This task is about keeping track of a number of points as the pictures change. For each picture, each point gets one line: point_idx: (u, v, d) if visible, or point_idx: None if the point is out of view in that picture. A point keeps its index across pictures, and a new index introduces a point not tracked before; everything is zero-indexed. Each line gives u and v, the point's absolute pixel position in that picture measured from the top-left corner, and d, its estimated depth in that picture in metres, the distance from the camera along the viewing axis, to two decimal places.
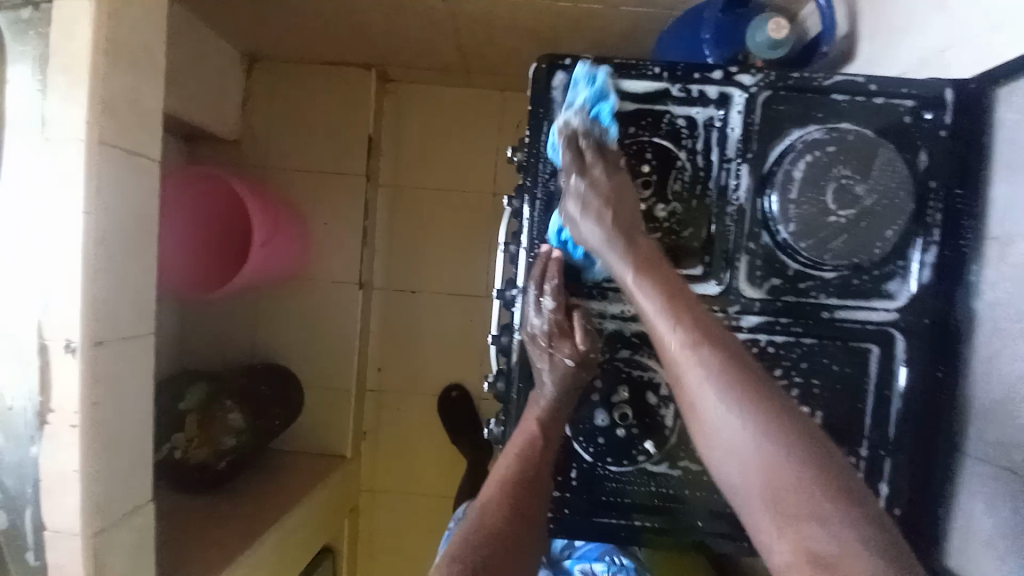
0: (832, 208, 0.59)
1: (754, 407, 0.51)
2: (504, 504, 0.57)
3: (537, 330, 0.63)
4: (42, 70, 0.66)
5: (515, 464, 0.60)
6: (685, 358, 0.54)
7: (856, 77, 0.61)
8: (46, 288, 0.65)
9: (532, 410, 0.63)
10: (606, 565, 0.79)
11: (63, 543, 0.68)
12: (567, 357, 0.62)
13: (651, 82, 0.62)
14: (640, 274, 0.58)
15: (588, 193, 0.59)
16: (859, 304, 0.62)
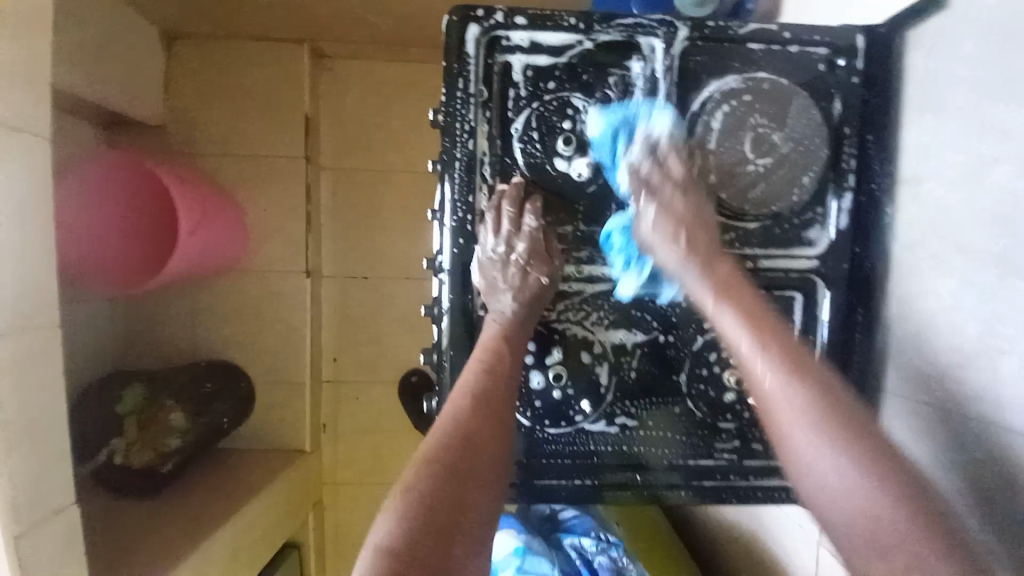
0: (749, 157, 0.60)
1: (785, 357, 0.52)
2: (473, 412, 0.54)
3: (515, 250, 0.60)
4: None
5: (480, 376, 0.57)
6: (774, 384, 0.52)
7: (770, 26, 0.61)
8: None
9: (490, 327, 0.61)
10: (594, 541, 0.79)
11: None
12: (541, 276, 0.61)
13: (567, 35, 0.60)
14: (721, 299, 0.56)
15: (664, 202, 0.58)
16: (781, 253, 0.63)
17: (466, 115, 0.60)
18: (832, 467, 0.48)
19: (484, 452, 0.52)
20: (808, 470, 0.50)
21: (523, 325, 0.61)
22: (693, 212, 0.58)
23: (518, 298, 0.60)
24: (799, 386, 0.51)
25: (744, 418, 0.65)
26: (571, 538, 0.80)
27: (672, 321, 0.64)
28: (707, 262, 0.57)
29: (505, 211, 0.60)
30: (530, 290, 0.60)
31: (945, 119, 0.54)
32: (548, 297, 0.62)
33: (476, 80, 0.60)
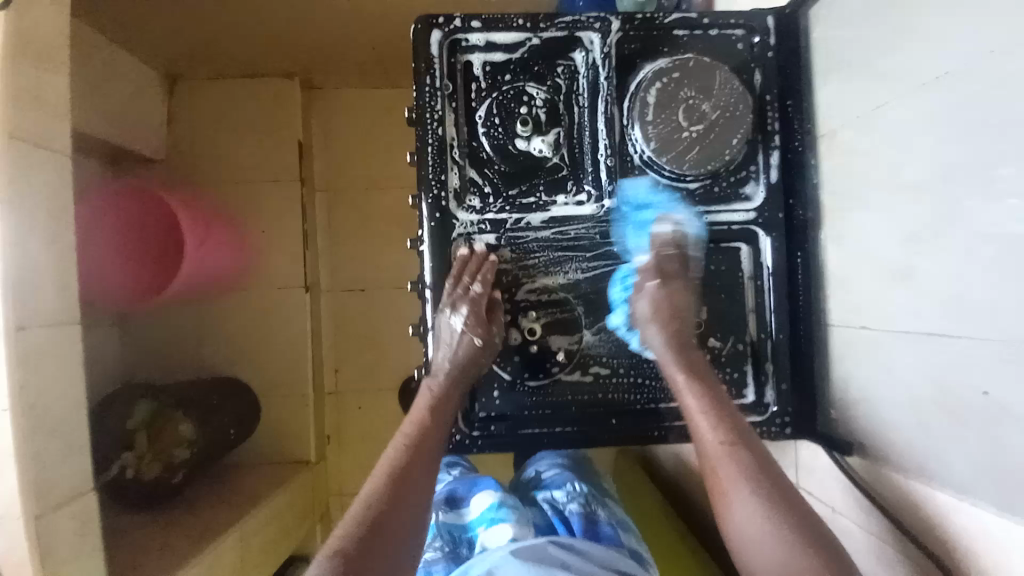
0: (683, 124, 0.68)
1: (732, 431, 0.59)
2: (404, 466, 0.62)
3: (461, 313, 0.68)
4: None
5: (408, 442, 0.64)
6: (719, 450, 0.58)
7: (690, 14, 0.71)
8: None
9: (424, 396, 0.68)
10: (566, 493, 0.95)
11: (1, 528, 0.68)
12: (476, 337, 0.68)
13: (517, 33, 0.70)
14: (689, 376, 0.64)
15: (654, 296, 0.67)
16: (722, 207, 0.71)
17: (435, 107, 0.70)
18: (757, 518, 0.53)
19: (403, 506, 0.58)
20: (748, 527, 0.54)
21: (449, 392, 0.68)
22: (670, 302, 0.67)
23: (456, 359, 0.68)
24: (739, 455, 0.57)
25: (706, 360, 0.71)
26: (547, 493, 0.95)
27: (631, 277, 0.71)
28: (681, 348, 0.65)
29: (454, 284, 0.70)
30: (464, 349, 0.68)
31: (844, 77, 0.64)
32: (485, 354, 0.69)
33: (441, 76, 0.70)
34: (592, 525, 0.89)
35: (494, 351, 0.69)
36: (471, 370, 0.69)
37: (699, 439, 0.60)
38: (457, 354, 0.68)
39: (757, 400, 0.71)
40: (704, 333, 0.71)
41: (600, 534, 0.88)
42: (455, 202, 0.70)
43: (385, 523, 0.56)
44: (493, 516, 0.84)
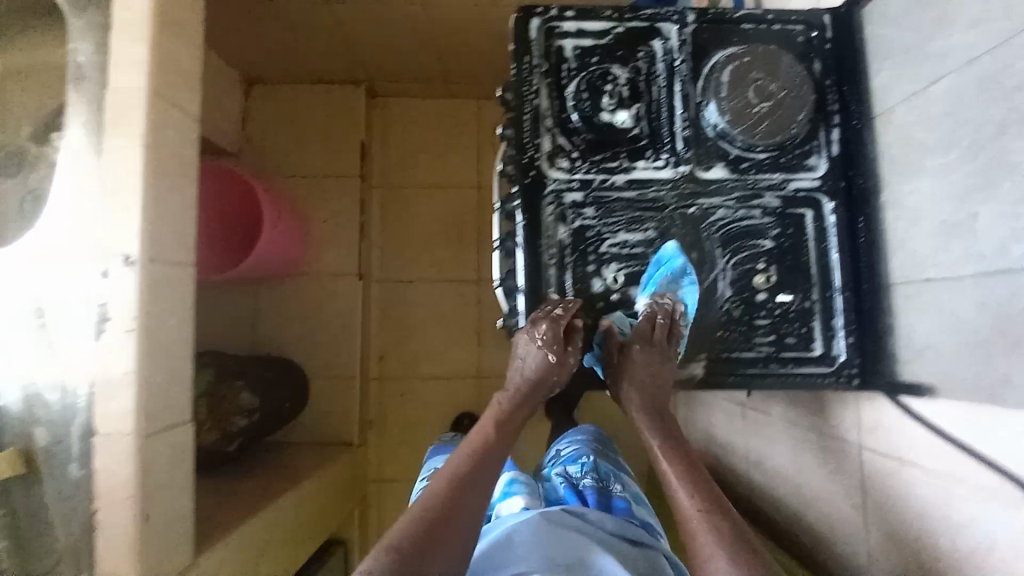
0: (754, 101, 0.77)
1: (706, 498, 0.65)
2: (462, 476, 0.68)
3: (540, 329, 0.74)
4: (106, 36, 0.77)
5: (468, 456, 0.71)
6: (695, 515, 0.63)
7: (757, 11, 0.81)
8: (107, 211, 0.74)
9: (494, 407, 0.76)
10: (578, 466, 1.07)
11: (111, 446, 0.71)
12: (552, 354, 0.75)
13: (604, 22, 0.80)
14: (666, 445, 0.71)
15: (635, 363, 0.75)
16: (790, 175, 0.78)
17: (532, 82, 0.79)
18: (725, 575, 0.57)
19: (457, 511, 0.64)
20: None
21: (512, 416, 0.76)
22: (654, 372, 0.74)
23: (528, 379, 0.77)
24: (707, 519, 0.62)
25: (776, 314, 0.76)
26: (562, 469, 1.07)
27: (704, 234, 0.77)
28: (658, 415, 0.74)
29: (546, 313, 0.74)
30: (540, 362, 0.76)
31: (899, 60, 0.72)
32: (558, 369, 0.76)
33: (538, 56, 0.80)
34: (605, 497, 0.98)
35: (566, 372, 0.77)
36: (538, 383, 0.77)
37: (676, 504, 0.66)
38: (534, 361, 0.76)
39: (825, 353, 0.76)
40: (774, 290, 0.76)
41: (613, 501, 0.98)
42: (546, 162, 0.78)
43: (444, 522, 0.63)
44: (507, 489, 0.94)
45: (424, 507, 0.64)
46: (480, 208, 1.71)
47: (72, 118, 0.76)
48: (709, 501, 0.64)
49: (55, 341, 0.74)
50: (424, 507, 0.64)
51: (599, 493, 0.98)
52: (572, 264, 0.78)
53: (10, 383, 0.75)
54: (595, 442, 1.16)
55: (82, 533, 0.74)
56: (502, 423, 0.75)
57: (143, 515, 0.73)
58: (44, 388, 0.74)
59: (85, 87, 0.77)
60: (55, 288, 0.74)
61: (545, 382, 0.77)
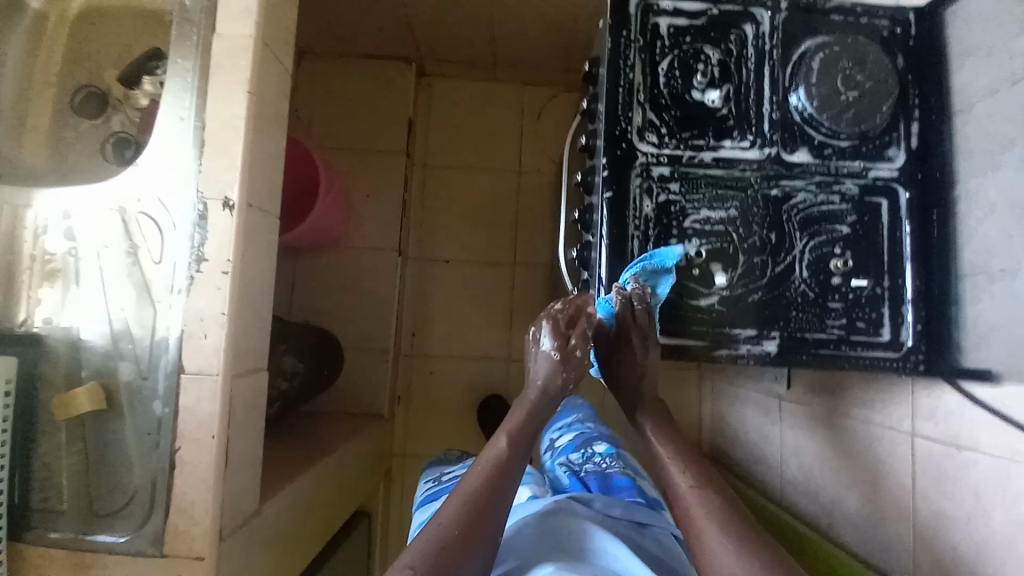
0: (842, 90, 0.79)
1: (699, 474, 0.72)
2: (489, 481, 0.71)
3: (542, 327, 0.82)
4: None
5: (493, 460, 0.74)
6: (692, 491, 0.70)
7: (847, 3, 0.83)
8: (206, 156, 0.75)
9: (515, 413, 0.80)
10: (580, 453, 1.13)
11: (197, 386, 0.71)
12: (555, 350, 0.80)
13: (700, 4, 0.82)
14: (660, 434, 0.79)
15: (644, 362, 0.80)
16: (870, 164, 0.80)
17: (627, 57, 0.81)
18: (720, 544, 0.63)
19: (487, 518, 0.67)
20: (714, 556, 0.62)
21: (530, 420, 0.80)
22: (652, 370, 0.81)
23: (545, 389, 0.81)
24: (703, 495, 0.69)
25: (849, 298, 0.79)
26: (566, 458, 1.13)
27: (783, 215, 0.79)
28: (654, 411, 0.82)
29: (548, 312, 0.82)
30: (548, 364, 0.80)
31: (984, 59, 0.74)
32: (567, 366, 0.80)
33: (634, 32, 0.82)
34: (609, 479, 1.03)
35: (573, 366, 0.80)
36: (550, 387, 0.81)
37: (672, 481, 0.72)
38: (542, 363, 0.81)
39: (893, 339, 0.78)
40: (847, 275, 0.79)
41: (614, 481, 1.02)
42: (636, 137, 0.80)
43: (472, 533, 0.65)
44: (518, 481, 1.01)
45: (448, 522, 0.66)
46: (520, 191, 1.72)
47: (174, 62, 0.77)
48: (703, 477, 0.71)
49: (147, 281, 0.74)
50: (449, 521, 0.66)
51: (602, 478, 1.03)
52: (654, 238, 0.80)
53: (94, 319, 0.73)
54: (596, 432, 1.21)
55: (161, 470, 0.70)
56: (524, 426, 0.79)
57: (224, 460, 0.71)
58: (133, 325, 0.73)
59: (188, 31, 0.77)
60: (152, 228, 0.75)
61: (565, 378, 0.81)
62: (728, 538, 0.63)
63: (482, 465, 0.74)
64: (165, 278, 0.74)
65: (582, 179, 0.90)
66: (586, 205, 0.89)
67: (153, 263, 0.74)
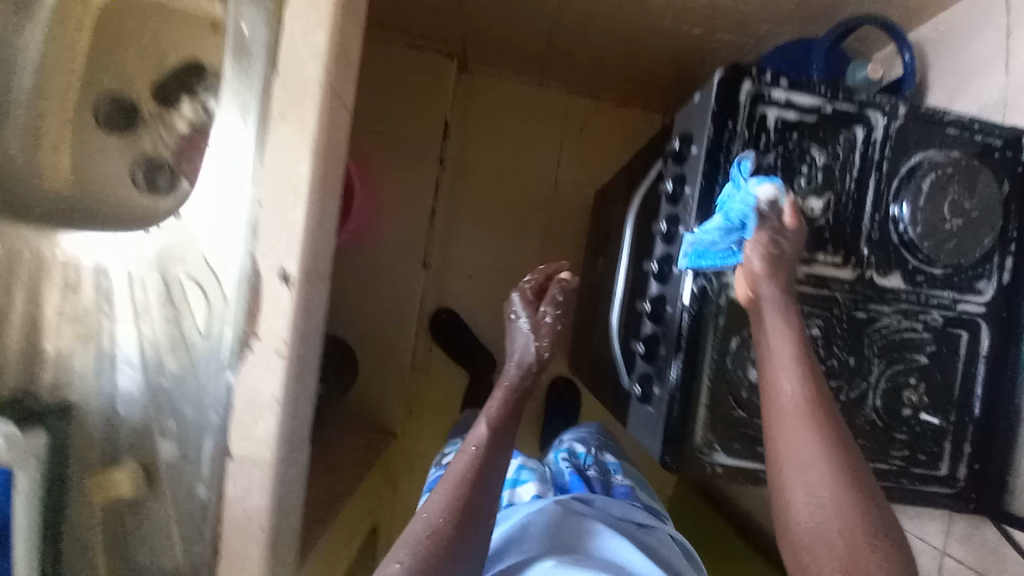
0: (947, 216, 0.75)
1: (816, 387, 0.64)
2: (478, 472, 0.71)
3: (514, 300, 0.87)
4: (278, 14, 0.66)
5: (478, 450, 0.72)
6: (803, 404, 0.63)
7: (964, 116, 0.77)
8: (261, 219, 0.66)
9: (494, 400, 0.79)
10: (584, 453, 1.12)
11: (246, 472, 0.67)
12: (528, 320, 0.84)
13: (814, 97, 0.75)
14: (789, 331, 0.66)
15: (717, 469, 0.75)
16: (959, 295, 0.77)
17: (730, 150, 0.74)
18: (820, 468, 0.60)
19: (479, 505, 0.69)
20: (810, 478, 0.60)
21: (509, 406, 0.78)
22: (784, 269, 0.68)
23: (522, 362, 0.82)
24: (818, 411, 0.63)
25: (915, 431, 0.78)
26: (568, 454, 1.12)
27: (864, 341, 0.76)
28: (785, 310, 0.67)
29: (518, 286, 0.88)
30: (529, 330, 0.83)
31: None
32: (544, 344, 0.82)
33: (741, 122, 0.74)
34: (609, 486, 1.04)
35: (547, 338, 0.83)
36: (532, 370, 0.82)
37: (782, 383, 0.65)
38: (520, 330, 0.84)
39: (948, 473, 0.79)
40: (917, 407, 0.78)
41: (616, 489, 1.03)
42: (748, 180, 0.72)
43: (467, 519, 0.67)
44: (518, 477, 0.99)
45: (438, 509, 0.68)
46: (554, 211, 1.65)
47: (227, 104, 0.67)
48: (819, 392, 0.64)
49: (190, 354, 0.67)
50: (441, 505, 0.68)
51: (602, 484, 1.03)
52: (735, 352, 0.75)
53: (132, 389, 0.68)
54: (596, 437, 1.22)
55: (204, 554, 0.68)
56: (506, 413, 0.77)
57: (268, 547, 0.68)
58: (176, 399, 0.68)
59: (247, 69, 0.67)
60: (197, 293, 0.68)
61: (543, 346, 0.82)
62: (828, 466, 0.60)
63: (466, 453, 0.73)
64: (210, 352, 0.67)
65: (656, 268, 0.82)
66: (657, 294, 0.82)
67: (196, 335, 0.67)
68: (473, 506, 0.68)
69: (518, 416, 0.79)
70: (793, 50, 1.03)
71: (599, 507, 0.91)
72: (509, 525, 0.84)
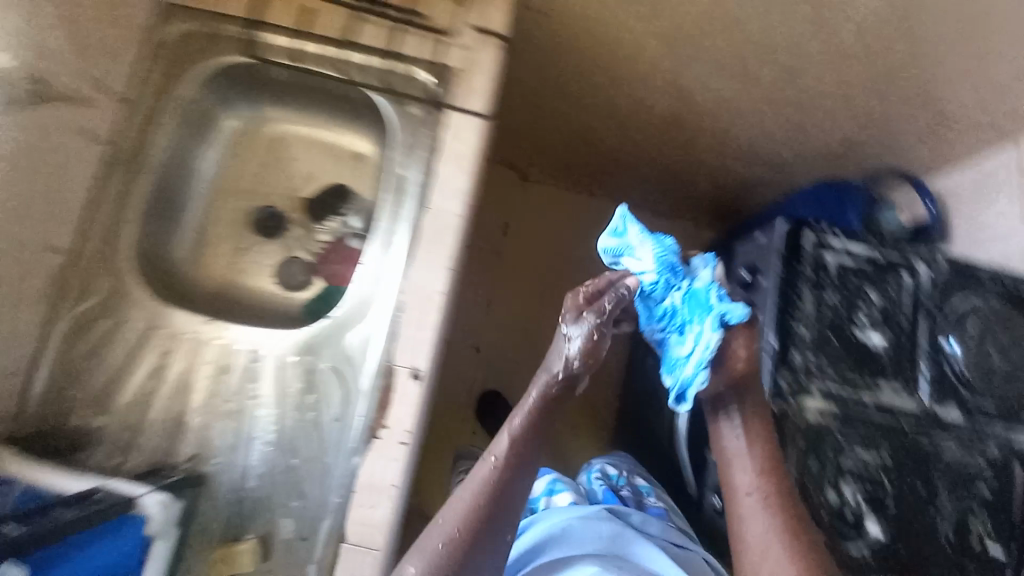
0: (990, 356, 0.85)
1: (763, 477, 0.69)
2: (493, 493, 0.66)
3: (566, 307, 0.70)
4: (431, 160, 0.82)
5: (492, 469, 0.68)
6: (752, 489, 0.69)
7: (998, 270, 0.90)
8: (399, 322, 0.77)
9: (519, 413, 0.71)
10: (616, 474, 1.12)
11: (357, 559, 0.71)
12: (574, 335, 0.69)
13: (867, 247, 0.89)
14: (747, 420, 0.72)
15: None
16: (1009, 430, 0.85)
17: (799, 287, 0.86)
18: (765, 540, 0.66)
19: (495, 521, 0.65)
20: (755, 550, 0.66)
21: (531, 424, 0.70)
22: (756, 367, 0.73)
23: (558, 375, 0.70)
24: (766, 496, 0.68)
25: (983, 561, 0.81)
26: (600, 474, 1.11)
27: (930, 468, 0.83)
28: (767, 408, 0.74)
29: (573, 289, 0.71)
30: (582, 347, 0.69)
31: None
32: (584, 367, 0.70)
33: (808, 263, 0.87)
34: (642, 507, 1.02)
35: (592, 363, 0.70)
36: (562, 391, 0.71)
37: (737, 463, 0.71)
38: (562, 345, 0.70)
39: None
40: (984, 538, 0.82)
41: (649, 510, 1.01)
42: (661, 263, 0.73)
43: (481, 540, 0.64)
44: (551, 488, 1.00)
45: (455, 522, 0.65)
46: None
47: (384, 227, 0.83)
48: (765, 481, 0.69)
49: (322, 438, 0.76)
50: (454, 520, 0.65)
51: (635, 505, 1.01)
52: (814, 473, 0.80)
53: (263, 467, 0.75)
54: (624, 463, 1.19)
55: None
56: (528, 432, 0.70)
57: None
58: (301, 480, 0.75)
59: (401, 200, 0.82)
60: (337, 381, 0.77)
61: (580, 376, 0.71)
62: (777, 542, 0.65)
63: (487, 461, 0.69)
64: (341, 436, 0.75)
65: None
66: None
67: (330, 420, 0.76)
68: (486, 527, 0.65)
69: (545, 434, 0.71)
70: (833, 195, 1.19)
71: (636, 523, 0.89)
72: (545, 527, 0.83)
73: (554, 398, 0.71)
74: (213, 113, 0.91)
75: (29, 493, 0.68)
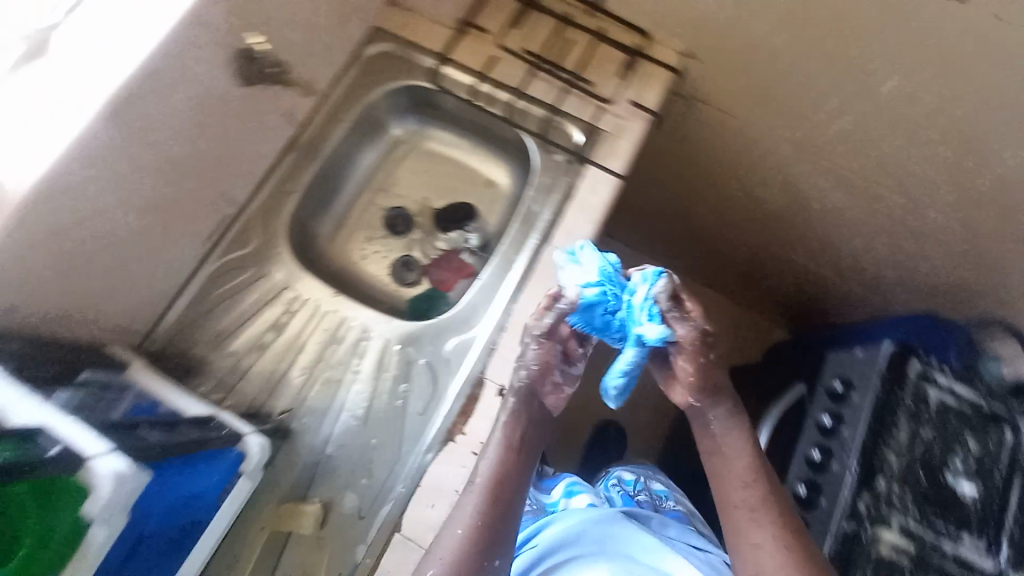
0: None
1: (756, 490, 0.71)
2: (498, 485, 0.71)
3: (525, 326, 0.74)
4: (562, 204, 0.90)
5: (496, 462, 0.72)
6: (748, 507, 0.70)
7: None
8: (500, 339, 0.82)
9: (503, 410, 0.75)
10: (635, 480, 1.05)
11: (405, 554, 0.72)
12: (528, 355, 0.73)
13: (973, 393, 0.91)
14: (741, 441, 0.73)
15: None
16: None
17: (895, 413, 0.90)
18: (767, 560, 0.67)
19: (502, 513, 0.70)
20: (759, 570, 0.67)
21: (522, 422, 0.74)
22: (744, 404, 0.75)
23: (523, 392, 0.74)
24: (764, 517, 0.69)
25: None
26: (619, 480, 1.05)
27: None
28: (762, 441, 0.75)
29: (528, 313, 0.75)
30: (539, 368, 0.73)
31: None
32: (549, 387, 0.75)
33: (909, 393, 0.91)
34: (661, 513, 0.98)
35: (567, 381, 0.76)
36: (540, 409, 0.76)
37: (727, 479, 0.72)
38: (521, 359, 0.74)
39: None
40: None
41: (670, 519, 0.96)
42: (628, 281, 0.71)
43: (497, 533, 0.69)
44: (571, 489, 0.97)
45: (463, 524, 0.69)
46: None
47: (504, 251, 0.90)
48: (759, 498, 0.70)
49: (404, 426, 0.80)
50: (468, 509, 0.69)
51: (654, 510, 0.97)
52: None
53: (344, 439, 0.80)
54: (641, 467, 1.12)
55: None
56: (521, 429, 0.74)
57: None
58: (375, 460, 0.79)
59: (527, 233, 0.90)
60: (429, 378, 0.83)
61: (539, 384, 0.74)
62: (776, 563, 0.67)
63: (485, 458, 0.72)
64: (422, 430, 0.80)
65: (804, 492, 0.92)
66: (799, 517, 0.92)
67: (416, 412, 0.81)
68: (501, 509, 0.71)
69: (536, 432, 0.76)
70: (934, 329, 1.14)
71: (655, 529, 0.87)
72: (561, 528, 0.82)
73: (533, 392, 0.74)
74: (385, 123, 1.03)
75: (142, 406, 0.71)
